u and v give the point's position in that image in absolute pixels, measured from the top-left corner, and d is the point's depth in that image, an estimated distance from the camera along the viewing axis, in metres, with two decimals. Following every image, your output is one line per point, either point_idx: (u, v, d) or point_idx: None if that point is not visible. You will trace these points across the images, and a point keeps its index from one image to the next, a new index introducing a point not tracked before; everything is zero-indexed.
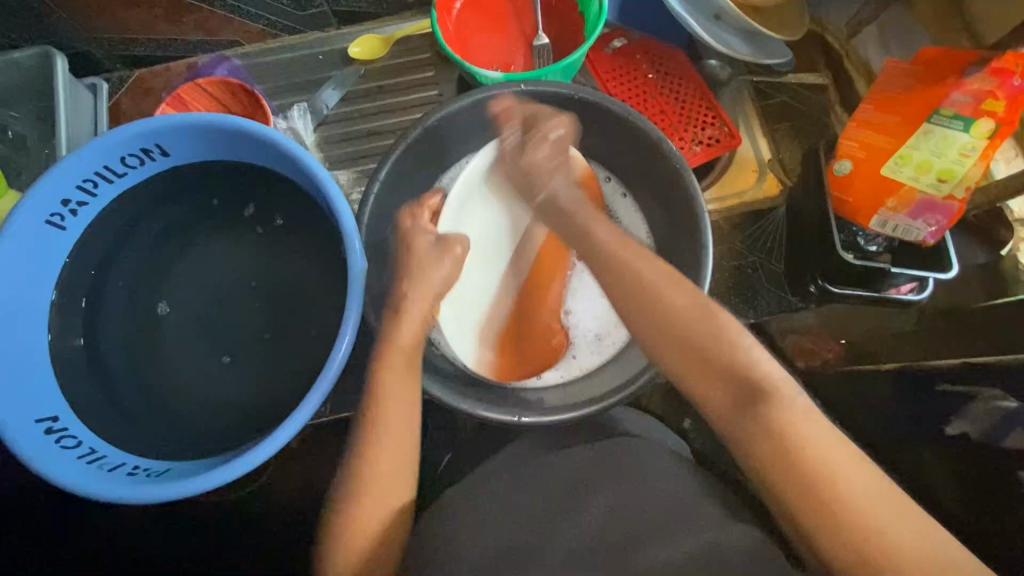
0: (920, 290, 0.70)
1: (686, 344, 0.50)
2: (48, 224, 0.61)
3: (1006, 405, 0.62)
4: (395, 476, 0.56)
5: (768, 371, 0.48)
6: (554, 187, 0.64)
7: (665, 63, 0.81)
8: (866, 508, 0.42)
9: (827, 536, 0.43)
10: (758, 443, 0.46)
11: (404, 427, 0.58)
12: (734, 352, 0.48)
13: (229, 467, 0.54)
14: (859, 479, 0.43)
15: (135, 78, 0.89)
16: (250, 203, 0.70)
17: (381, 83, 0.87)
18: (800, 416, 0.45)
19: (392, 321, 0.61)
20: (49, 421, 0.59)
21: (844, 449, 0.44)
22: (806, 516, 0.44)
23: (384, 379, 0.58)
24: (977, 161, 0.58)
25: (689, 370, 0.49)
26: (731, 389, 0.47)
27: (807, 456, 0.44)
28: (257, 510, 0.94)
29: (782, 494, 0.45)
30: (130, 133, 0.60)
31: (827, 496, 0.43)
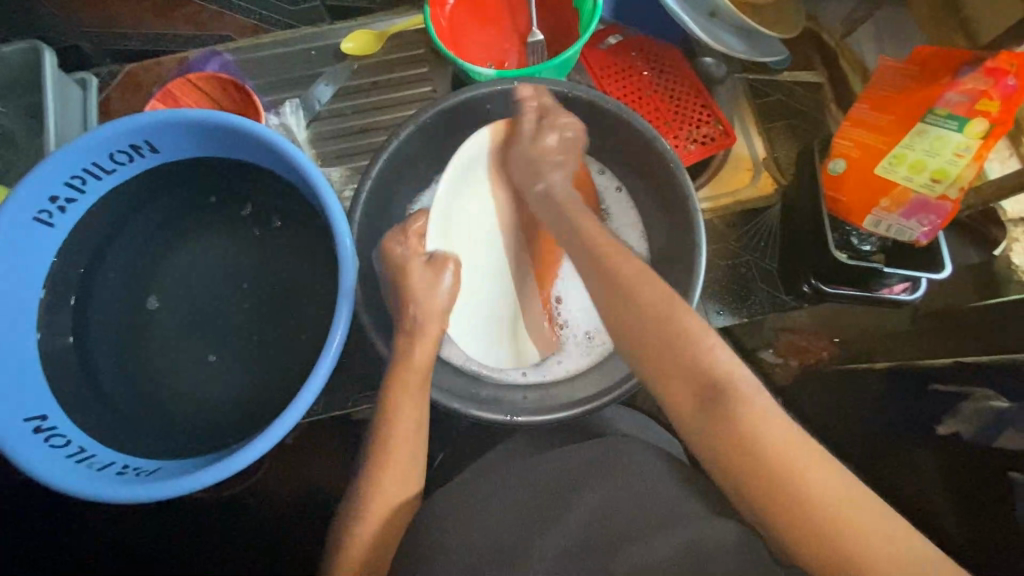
0: (913, 290, 0.69)
1: (667, 343, 0.49)
2: (36, 220, 0.60)
3: (998, 405, 0.61)
4: (401, 480, 0.59)
5: (731, 369, 0.47)
6: (554, 179, 0.67)
7: (660, 60, 0.81)
8: (827, 509, 0.41)
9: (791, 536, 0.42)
10: (718, 443, 0.45)
11: (411, 436, 0.60)
12: (698, 352, 0.48)
13: (220, 466, 0.54)
14: (820, 479, 0.42)
15: (124, 73, 0.86)
16: (248, 203, 0.69)
17: (375, 79, 0.86)
18: (761, 416, 0.44)
19: (405, 344, 0.63)
20: (38, 419, 0.58)
21: (808, 449, 0.43)
22: (767, 516, 0.43)
23: (395, 395, 0.61)
24: (971, 161, 0.57)
25: (659, 372, 0.49)
26: (695, 390, 0.47)
27: (766, 457, 0.43)
28: (251, 507, 0.94)
29: (742, 491, 0.44)
30: (119, 129, 0.59)
31: (788, 496, 0.42)
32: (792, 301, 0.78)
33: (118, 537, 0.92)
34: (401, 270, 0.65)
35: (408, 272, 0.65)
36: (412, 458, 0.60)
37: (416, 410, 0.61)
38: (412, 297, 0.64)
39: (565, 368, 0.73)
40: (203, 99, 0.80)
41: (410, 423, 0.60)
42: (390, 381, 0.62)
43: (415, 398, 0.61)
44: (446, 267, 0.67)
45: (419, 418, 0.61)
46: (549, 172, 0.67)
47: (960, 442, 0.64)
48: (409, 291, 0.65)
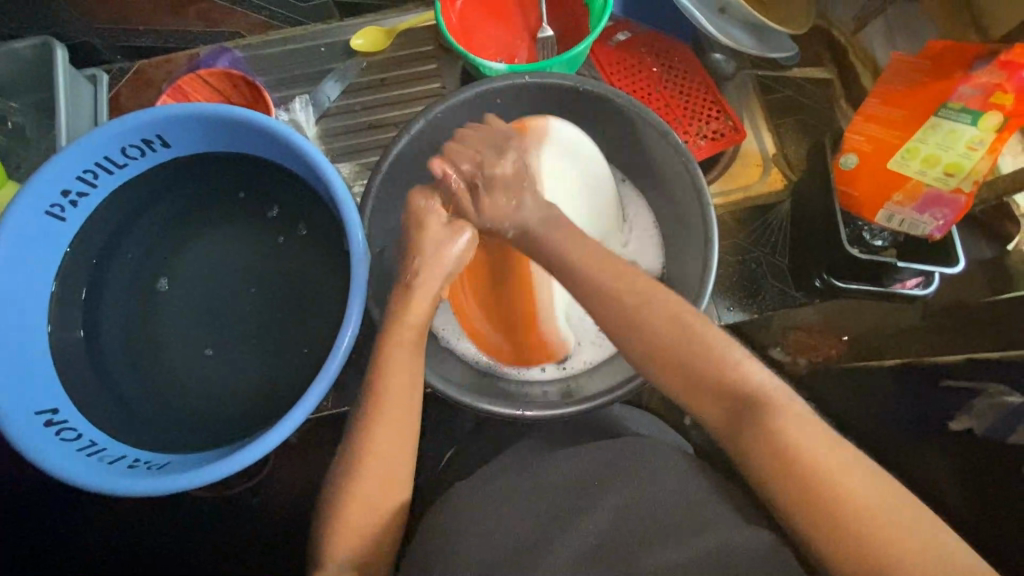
0: (926, 285, 0.69)
1: (686, 359, 0.50)
2: (48, 215, 0.60)
3: (1011, 400, 0.60)
4: (395, 443, 0.56)
5: (762, 381, 0.48)
6: (529, 201, 0.62)
7: (670, 57, 0.81)
8: (866, 508, 0.41)
9: (815, 531, 0.42)
10: (748, 447, 0.46)
11: (408, 395, 0.57)
12: (725, 366, 0.49)
13: (231, 459, 0.54)
14: (858, 481, 0.42)
15: (135, 70, 0.87)
16: (276, 205, 0.69)
17: (384, 76, 0.86)
18: (791, 420, 0.45)
19: (402, 294, 0.60)
20: (49, 413, 0.59)
21: (836, 450, 0.44)
22: (790, 511, 0.43)
23: (391, 355, 0.57)
24: (985, 155, 0.57)
25: (684, 383, 0.50)
26: (725, 401, 0.48)
27: (792, 458, 0.44)
28: (258, 506, 0.94)
29: (769, 491, 0.45)
30: (130, 124, 0.59)
31: (824, 495, 0.42)
32: (802, 297, 0.78)
33: (126, 534, 0.92)
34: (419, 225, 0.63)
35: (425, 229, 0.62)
36: (411, 416, 0.57)
37: (412, 366, 0.58)
38: (426, 259, 0.61)
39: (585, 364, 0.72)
40: (213, 96, 0.80)
41: (406, 379, 0.57)
42: (384, 337, 0.58)
43: (411, 356, 0.58)
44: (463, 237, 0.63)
45: (416, 378, 0.58)
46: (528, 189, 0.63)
47: (973, 437, 0.64)
48: (420, 248, 0.62)
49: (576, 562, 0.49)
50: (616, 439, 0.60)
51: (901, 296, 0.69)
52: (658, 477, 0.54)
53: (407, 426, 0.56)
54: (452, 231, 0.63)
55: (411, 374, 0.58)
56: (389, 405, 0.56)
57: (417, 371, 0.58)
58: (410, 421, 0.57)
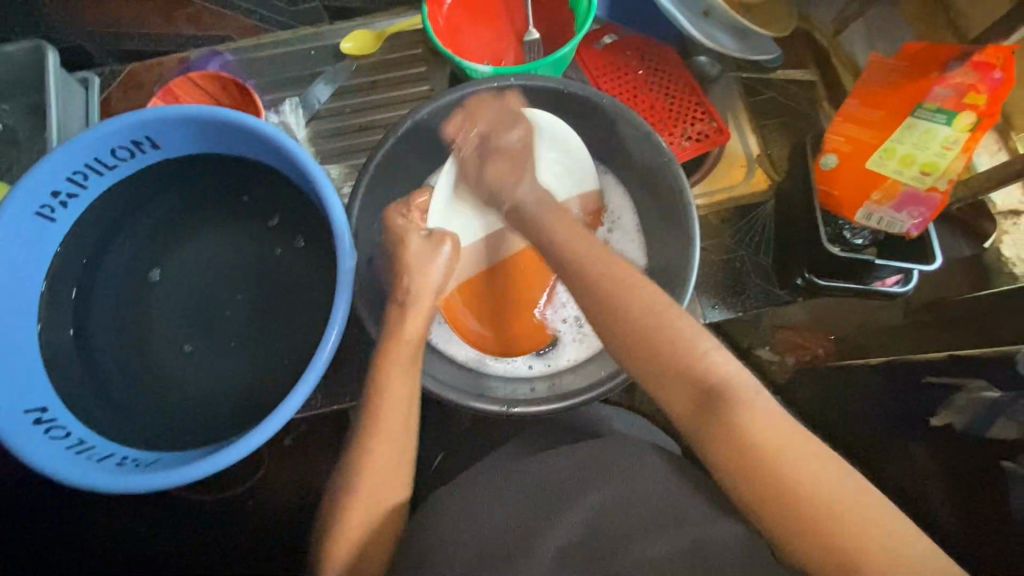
0: (905, 282, 0.70)
1: (653, 353, 0.50)
2: (38, 215, 0.61)
3: (991, 395, 0.61)
4: (392, 458, 0.58)
5: (727, 372, 0.48)
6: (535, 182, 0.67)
7: (655, 59, 0.82)
8: (829, 505, 0.42)
9: (776, 526, 0.43)
10: (715, 444, 0.46)
11: (404, 409, 0.59)
12: (691, 360, 0.48)
13: (220, 456, 0.54)
14: (823, 478, 0.43)
15: (125, 73, 0.89)
16: (276, 214, 0.70)
17: (374, 79, 0.87)
18: (757, 419, 0.45)
19: (397, 314, 0.63)
20: (38, 411, 0.59)
21: (800, 444, 0.44)
22: (752, 506, 0.44)
23: (388, 375, 0.60)
24: (959, 154, 0.58)
25: (654, 377, 0.50)
26: (691, 395, 0.48)
27: (756, 453, 0.44)
28: (249, 506, 0.94)
29: (734, 486, 0.45)
30: (120, 126, 0.60)
31: (787, 494, 0.43)
32: (787, 296, 0.79)
33: (118, 537, 0.93)
34: (401, 240, 0.67)
35: (408, 267, 0.66)
36: (404, 434, 0.59)
37: (409, 382, 0.60)
38: (409, 271, 0.66)
39: (560, 356, 0.75)
40: (204, 98, 0.81)
41: (403, 395, 0.59)
42: (380, 357, 0.61)
43: (402, 366, 0.60)
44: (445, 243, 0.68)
45: (412, 392, 0.60)
46: (514, 188, 0.67)
47: (953, 433, 0.65)
48: (406, 264, 0.66)
49: (559, 557, 0.49)
50: (598, 439, 0.60)
51: (881, 293, 0.71)
52: (643, 474, 0.55)
53: (401, 441, 0.59)
54: (433, 242, 0.68)
55: (407, 394, 0.60)
56: (397, 438, 0.59)
57: (410, 384, 0.61)
58: (406, 441, 0.59)
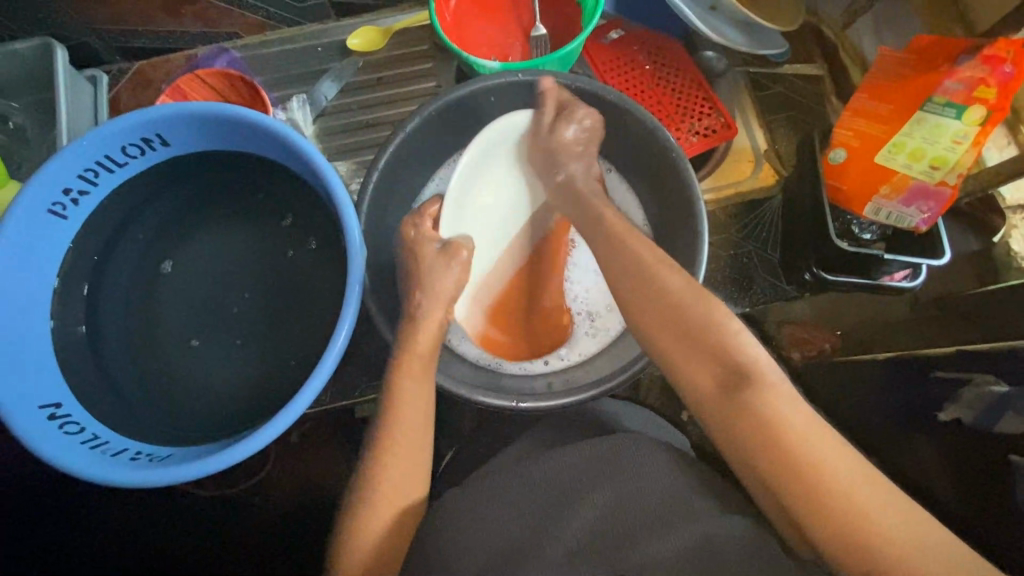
0: (914, 277, 0.69)
1: (685, 332, 0.51)
2: (50, 212, 0.61)
3: (999, 389, 0.62)
4: (410, 467, 0.58)
5: (754, 356, 0.48)
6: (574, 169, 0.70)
7: (662, 54, 0.82)
8: (851, 493, 0.42)
9: (793, 506, 0.43)
10: (735, 421, 0.47)
11: (420, 417, 0.60)
12: (721, 338, 0.49)
13: (233, 450, 0.55)
14: (845, 467, 0.43)
15: (134, 69, 0.88)
16: (289, 214, 0.71)
17: (381, 75, 0.88)
18: (780, 400, 0.46)
19: (410, 328, 0.63)
20: (53, 407, 0.60)
21: (821, 432, 0.45)
22: (770, 484, 0.45)
23: (400, 383, 0.61)
24: (969, 148, 0.58)
25: (682, 351, 0.50)
26: (716, 372, 0.49)
27: (780, 438, 0.44)
28: (258, 500, 0.95)
29: (752, 466, 0.46)
30: (130, 124, 0.60)
31: (810, 481, 0.43)
32: (793, 291, 0.79)
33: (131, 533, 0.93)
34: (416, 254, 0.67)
35: (421, 263, 0.67)
36: (420, 441, 0.59)
37: (422, 390, 0.61)
38: (422, 288, 0.66)
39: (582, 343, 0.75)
40: (212, 95, 0.81)
41: (419, 404, 0.60)
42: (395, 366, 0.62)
43: (416, 373, 0.61)
44: (459, 255, 0.68)
45: (426, 399, 0.61)
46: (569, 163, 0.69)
47: (962, 427, 0.65)
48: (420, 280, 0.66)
49: (572, 552, 0.50)
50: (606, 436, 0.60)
51: (888, 289, 0.70)
52: (653, 468, 0.55)
53: (417, 449, 0.59)
54: (448, 253, 0.67)
55: (422, 404, 0.61)
56: (409, 434, 0.59)
57: (424, 388, 0.61)
58: (421, 451, 0.60)
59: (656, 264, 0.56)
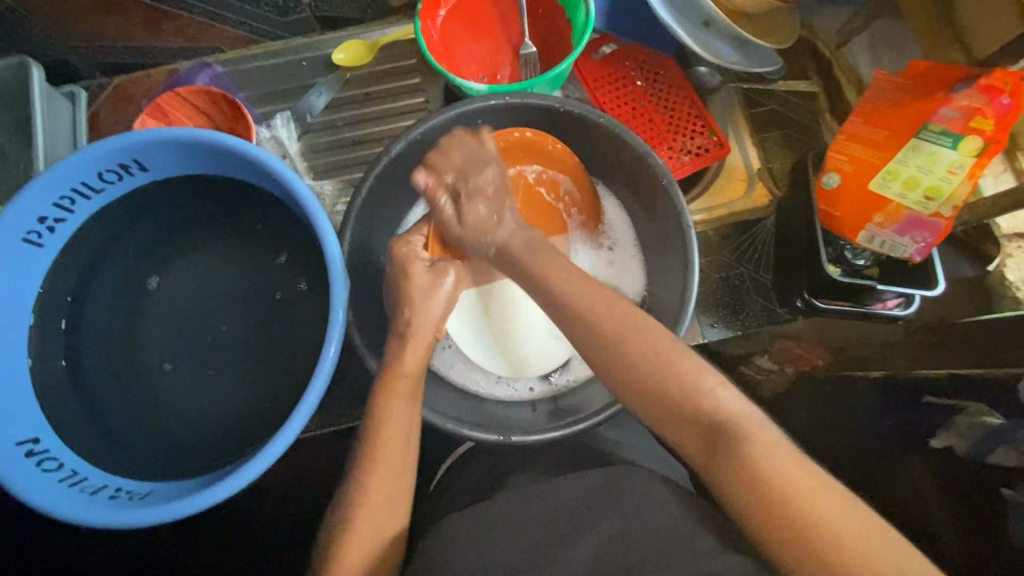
0: (907, 306, 0.69)
1: (659, 392, 0.50)
2: (25, 242, 0.60)
3: (992, 420, 0.61)
4: (393, 501, 0.56)
5: (735, 408, 0.48)
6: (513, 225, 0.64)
7: (655, 70, 0.80)
8: (845, 539, 0.41)
9: (781, 550, 0.43)
10: (727, 477, 0.46)
11: (401, 443, 0.58)
12: (699, 396, 0.49)
13: (215, 490, 0.54)
14: (837, 512, 0.42)
15: (113, 86, 0.86)
16: (285, 251, 0.69)
17: (367, 91, 0.86)
18: (765, 447, 0.45)
19: (398, 347, 0.61)
20: (31, 443, 0.58)
21: (812, 478, 0.44)
22: (756, 533, 0.44)
23: (381, 413, 0.58)
24: (965, 179, 0.57)
25: (660, 414, 0.50)
26: (699, 430, 0.48)
27: (771, 490, 0.44)
28: (245, 523, 0.93)
29: (745, 519, 0.45)
30: (108, 150, 0.59)
31: (803, 529, 0.42)
32: (785, 314, 0.78)
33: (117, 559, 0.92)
34: (404, 272, 0.64)
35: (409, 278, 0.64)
36: (404, 468, 0.58)
37: (410, 413, 0.59)
38: (412, 305, 0.62)
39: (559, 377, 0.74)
40: (192, 112, 0.79)
41: (400, 431, 0.58)
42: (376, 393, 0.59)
43: (406, 404, 0.59)
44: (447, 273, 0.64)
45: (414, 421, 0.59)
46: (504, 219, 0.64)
47: (953, 455, 0.64)
48: (409, 297, 0.63)
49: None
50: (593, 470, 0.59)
51: (881, 316, 0.69)
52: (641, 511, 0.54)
53: (399, 479, 0.57)
54: (436, 273, 0.64)
55: (404, 431, 0.58)
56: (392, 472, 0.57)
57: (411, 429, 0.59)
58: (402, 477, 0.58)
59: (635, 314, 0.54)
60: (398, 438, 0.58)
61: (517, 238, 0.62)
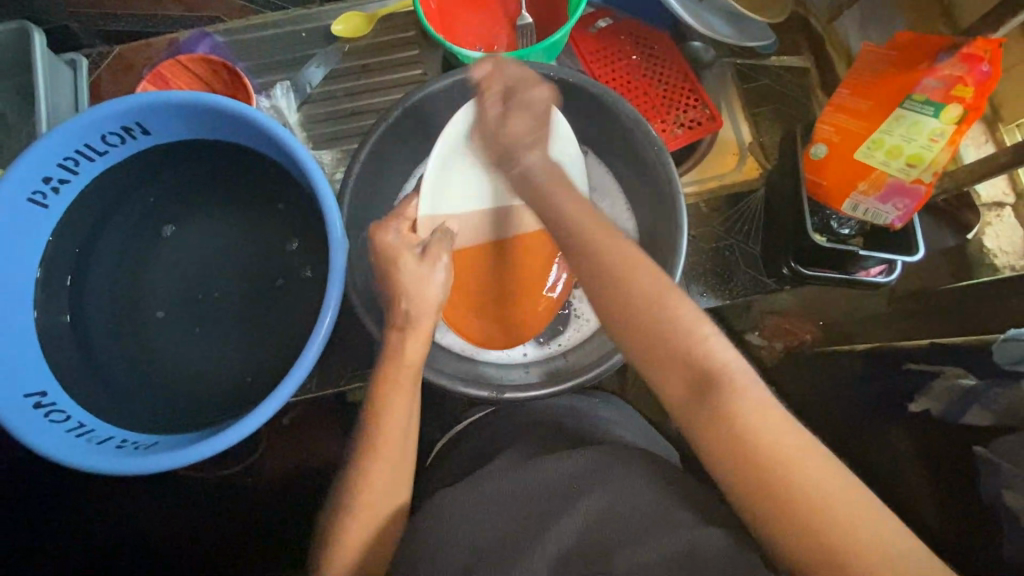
0: (889, 273, 0.71)
1: (650, 340, 0.47)
2: (30, 202, 0.61)
3: (967, 382, 0.63)
4: (390, 485, 0.59)
5: (727, 359, 0.46)
6: (530, 159, 0.57)
7: (650, 45, 0.82)
8: (819, 505, 0.42)
9: (760, 511, 0.44)
10: (708, 430, 0.46)
11: (405, 420, 0.61)
12: (690, 343, 0.46)
13: (218, 439, 0.56)
14: (814, 473, 0.42)
15: (116, 54, 0.86)
16: (296, 238, 0.71)
17: (365, 62, 0.87)
18: (749, 405, 0.45)
19: (396, 338, 0.61)
20: (38, 396, 0.60)
21: (794, 440, 0.44)
22: (738, 490, 0.44)
23: (387, 392, 0.60)
24: (945, 147, 0.59)
25: (655, 356, 0.47)
26: (686, 379, 0.46)
27: (756, 451, 0.43)
28: (247, 486, 0.96)
29: (724, 476, 0.45)
30: (112, 112, 0.60)
31: (782, 491, 0.42)
32: (772, 283, 0.79)
33: (119, 526, 0.93)
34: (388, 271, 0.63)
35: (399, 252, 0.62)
36: (405, 448, 0.60)
37: (408, 406, 0.61)
38: (406, 293, 0.61)
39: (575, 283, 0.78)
40: (194, 81, 0.80)
41: (403, 416, 0.60)
42: (380, 379, 0.61)
43: (406, 397, 0.61)
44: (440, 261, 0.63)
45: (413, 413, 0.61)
46: (524, 153, 0.58)
47: (931, 418, 0.66)
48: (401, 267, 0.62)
49: (551, 554, 0.50)
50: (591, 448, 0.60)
51: (864, 283, 0.72)
52: (621, 472, 0.56)
53: (403, 458, 0.60)
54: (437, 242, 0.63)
55: (407, 415, 0.61)
56: (386, 457, 0.59)
57: (412, 416, 0.61)
58: (402, 469, 0.60)
59: (626, 266, 0.49)
60: (400, 428, 0.60)
61: (541, 162, 0.57)
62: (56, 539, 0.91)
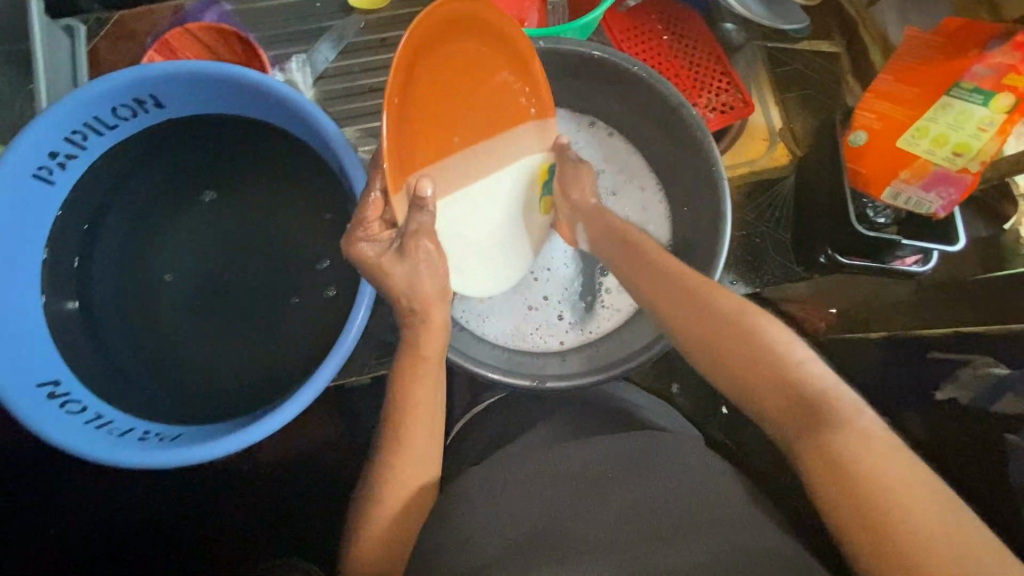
0: (924, 262, 0.71)
1: (752, 355, 0.49)
2: (36, 177, 0.57)
3: (998, 370, 0.65)
4: (417, 470, 0.57)
5: (826, 385, 0.46)
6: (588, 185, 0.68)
7: (681, 25, 0.79)
8: (935, 546, 0.36)
9: (864, 549, 0.39)
10: (805, 454, 0.44)
11: (429, 417, 0.58)
12: (787, 361, 0.47)
13: (248, 431, 0.53)
14: (932, 514, 0.38)
15: (114, 20, 0.80)
16: (326, 257, 0.68)
17: (383, 36, 0.83)
18: (856, 436, 0.42)
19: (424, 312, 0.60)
20: (51, 385, 0.57)
21: (912, 478, 0.40)
22: (838, 521, 0.41)
23: (408, 385, 0.58)
24: (994, 136, 0.58)
25: (742, 381, 0.49)
26: (784, 401, 0.46)
27: (860, 479, 0.40)
28: (239, 489, 0.87)
29: (822, 506, 0.42)
30: (122, 83, 0.56)
31: (884, 524, 0.38)
32: (802, 272, 0.80)
33: (124, 522, 0.85)
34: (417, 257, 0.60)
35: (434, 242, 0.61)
36: (430, 435, 0.58)
37: (434, 391, 0.59)
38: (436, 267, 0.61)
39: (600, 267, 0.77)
40: (202, 50, 0.75)
41: (427, 405, 0.58)
42: (401, 373, 0.59)
43: (430, 383, 0.58)
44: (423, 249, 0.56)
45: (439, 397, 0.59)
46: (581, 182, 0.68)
47: (962, 408, 0.67)
48: None
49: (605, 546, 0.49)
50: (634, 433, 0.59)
51: (900, 272, 0.72)
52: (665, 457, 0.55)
53: (427, 462, 0.58)
54: None
55: (431, 399, 0.58)
56: (410, 442, 0.57)
57: (438, 397, 0.59)
58: (429, 457, 0.58)
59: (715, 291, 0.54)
60: (424, 424, 0.58)
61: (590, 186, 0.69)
62: (67, 534, 0.84)
